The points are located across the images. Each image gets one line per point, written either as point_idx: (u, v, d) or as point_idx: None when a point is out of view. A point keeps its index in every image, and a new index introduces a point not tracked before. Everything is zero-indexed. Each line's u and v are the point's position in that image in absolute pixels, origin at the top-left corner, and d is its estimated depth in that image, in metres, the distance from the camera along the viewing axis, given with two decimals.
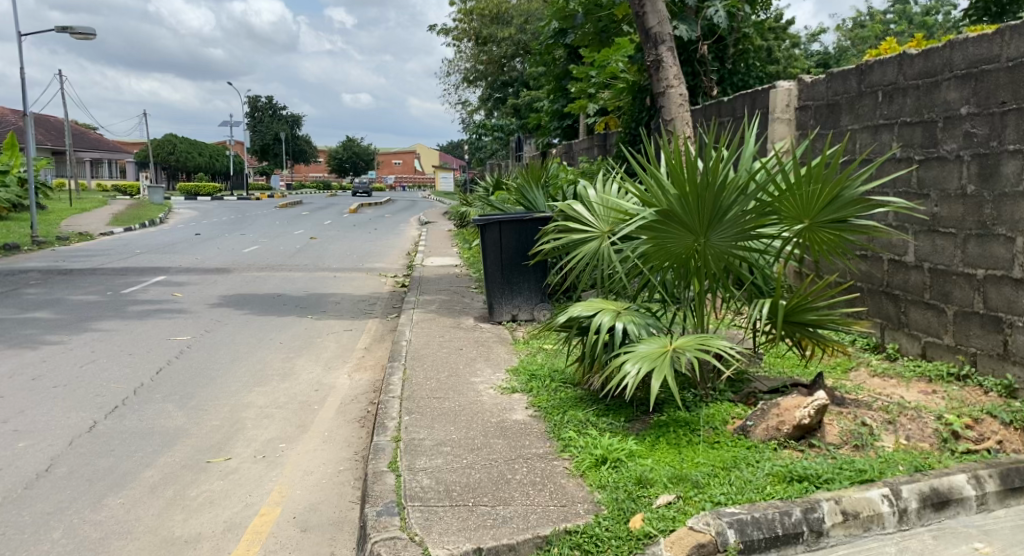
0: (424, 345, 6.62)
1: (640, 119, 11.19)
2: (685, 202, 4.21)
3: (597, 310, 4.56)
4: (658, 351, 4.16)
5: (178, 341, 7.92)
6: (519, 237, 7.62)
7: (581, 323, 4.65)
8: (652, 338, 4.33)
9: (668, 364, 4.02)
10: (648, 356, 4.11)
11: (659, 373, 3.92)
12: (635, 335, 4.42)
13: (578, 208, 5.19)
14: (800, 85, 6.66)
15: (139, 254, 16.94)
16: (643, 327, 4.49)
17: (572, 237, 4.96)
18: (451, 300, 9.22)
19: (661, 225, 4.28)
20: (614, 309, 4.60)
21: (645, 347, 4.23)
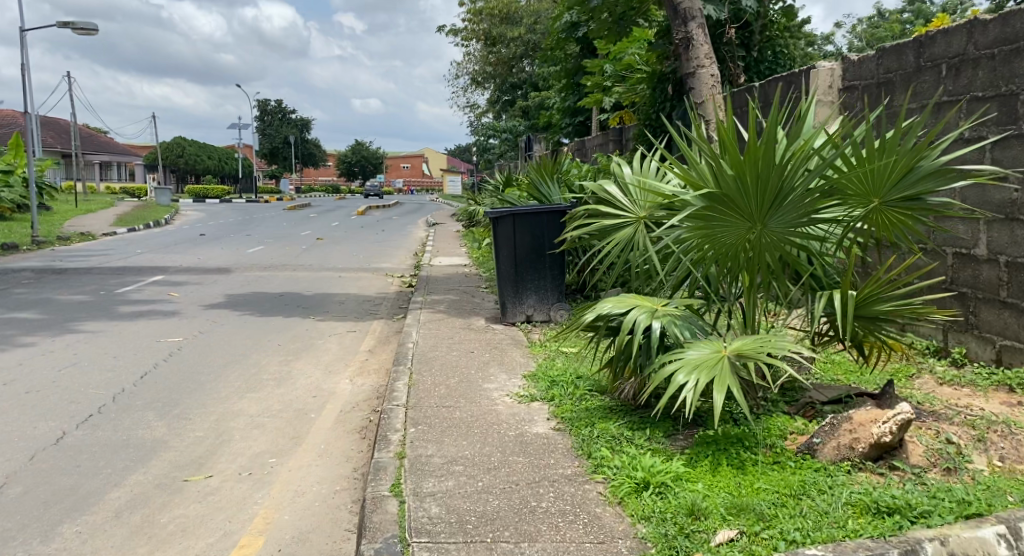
0: (432, 347, 6.04)
1: (661, 111, 10.59)
2: (739, 182, 3.70)
3: (631, 306, 3.90)
4: (713, 361, 3.63)
5: (168, 343, 7.37)
6: (534, 232, 7.02)
7: (612, 322, 4.00)
8: (706, 342, 3.81)
9: (727, 372, 3.58)
10: (707, 367, 3.60)
11: (723, 384, 3.47)
12: (679, 339, 3.81)
13: (611, 191, 4.70)
14: (846, 62, 6.10)
15: (139, 254, 16.46)
16: (685, 329, 3.86)
17: (604, 223, 4.46)
18: (461, 300, 8.63)
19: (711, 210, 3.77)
20: (650, 306, 3.95)
21: (696, 355, 3.70)
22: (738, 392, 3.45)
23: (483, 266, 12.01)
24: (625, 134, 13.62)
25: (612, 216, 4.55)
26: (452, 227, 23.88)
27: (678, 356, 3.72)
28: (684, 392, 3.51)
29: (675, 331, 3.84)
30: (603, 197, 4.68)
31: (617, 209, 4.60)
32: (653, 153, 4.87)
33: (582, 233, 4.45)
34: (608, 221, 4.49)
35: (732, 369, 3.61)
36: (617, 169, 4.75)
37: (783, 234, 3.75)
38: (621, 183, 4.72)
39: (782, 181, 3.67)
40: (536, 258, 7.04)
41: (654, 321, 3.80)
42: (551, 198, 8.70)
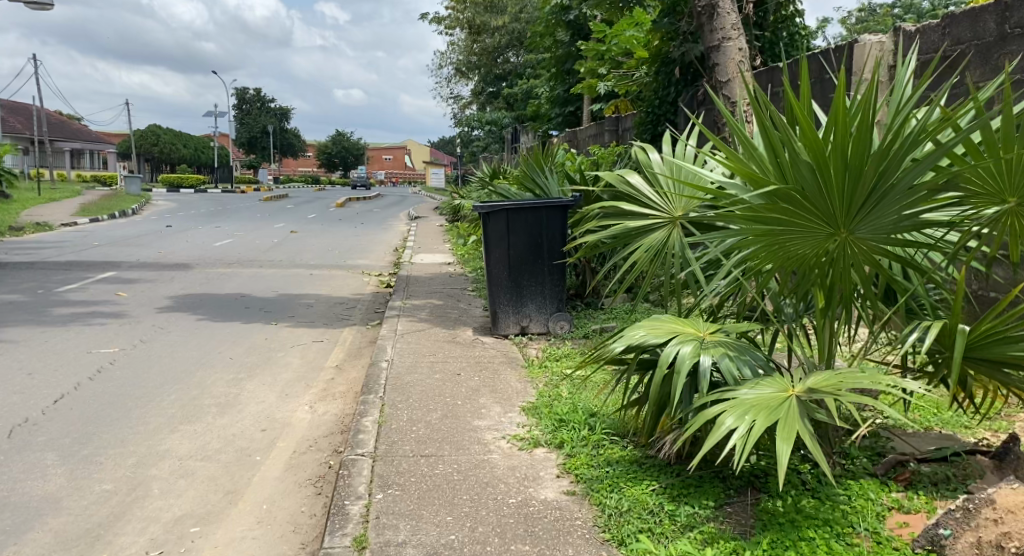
0: (411, 368, 5.05)
1: (665, 98, 9.67)
2: (818, 178, 2.70)
3: (672, 335, 2.88)
4: (775, 402, 2.46)
5: (100, 355, 6.30)
6: (531, 230, 6.04)
7: (647, 355, 2.99)
8: (767, 380, 2.62)
9: (793, 414, 2.39)
10: (764, 407, 2.42)
11: (788, 432, 2.29)
12: (732, 377, 2.70)
13: (633, 181, 3.70)
14: (899, 34, 5.20)
15: (97, 247, 15.26)
16: (744, 368, 2.74)
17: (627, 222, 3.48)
18: (445, 306, 7.63)
19: (778, 212, 2.76)
20: (695, 335, 2.92)
21: (753, 393, 2.53)
22: (813, 448, 2.26)
23: (468, 266, 11.02)
24: (622, 125, 12.71)
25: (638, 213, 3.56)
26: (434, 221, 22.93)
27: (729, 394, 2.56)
28: (732, 441, 2.35)
29: (733, 367, 2.71)
30: (623, 191, 3.68)
31: (642, 205, 3.60)
32: (688, 135, 3.86)
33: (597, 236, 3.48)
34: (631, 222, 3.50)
35: (801, 409, 2.43)
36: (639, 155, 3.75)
37: (878, 245, 2.75)
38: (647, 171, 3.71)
39: (879, 177, 2.67)
40: (534, 260, 6.07)
41: (704, 358, 2.74)
42: (547, 191, 7.74)
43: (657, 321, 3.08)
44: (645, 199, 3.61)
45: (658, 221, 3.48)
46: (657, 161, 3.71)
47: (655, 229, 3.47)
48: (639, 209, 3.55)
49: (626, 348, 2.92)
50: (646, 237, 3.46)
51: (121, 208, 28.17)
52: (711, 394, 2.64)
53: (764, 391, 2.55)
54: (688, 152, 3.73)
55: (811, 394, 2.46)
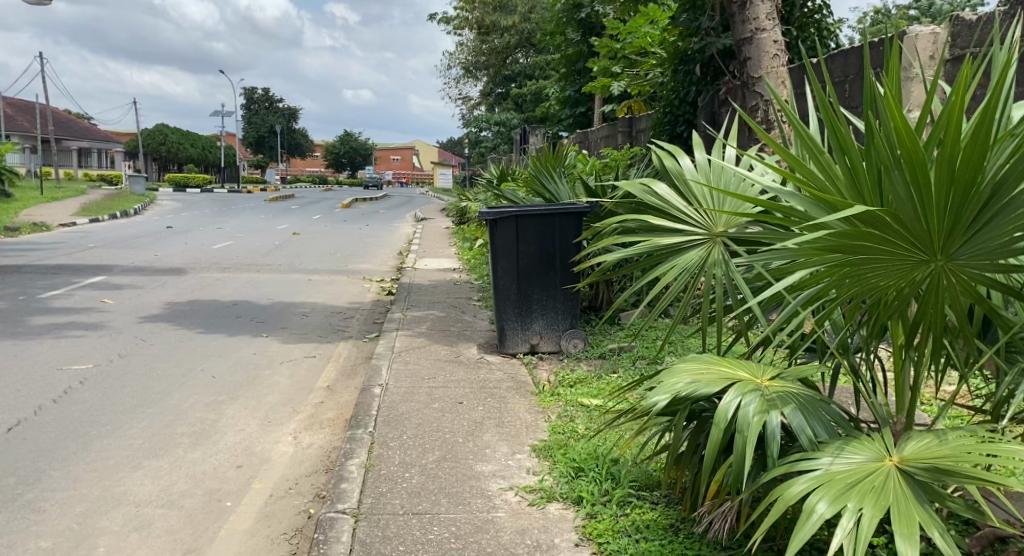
0: (407, 395, 4.50)
1: (684, 98, 9.12)
2: (914, 194, 2.03)
3: (729, 385, 2.35)
4: (876, 476, 1.90)
5: (71, 373, 5.78)
6: (541, 239, 5.50)
7: (694, 406, 2.47)
8: (857, 445, 2.06)
9: (905, 495, 1.82)
10: (865, 484, 1.86)
11: (908, 526, 1.73)
12: (808, 437, 2.16)
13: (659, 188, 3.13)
14: (957, 24, 4.64)
15: (93, 249, 14.82)
16: (819, 426, 2.20)
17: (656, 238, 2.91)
18: (448, 319, 7.10)
19: (860, 235, 2.10)
20: (757, 384, 2.39)
21: (841, 464, 1.98)
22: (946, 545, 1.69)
23: (474, 272, 10.49)
24: (636, 126, 12.16)
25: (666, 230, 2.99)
26: (440, 224, 22.45)
27: (809, 465, 2.01)
28: (837, 538, 1.76)
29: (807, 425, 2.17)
30: (647, 201, 3.10)
31: (671, 219, 3.02)
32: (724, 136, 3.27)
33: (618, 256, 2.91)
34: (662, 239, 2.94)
35: (915, 487, 1.86)
36: (665, 160, 3.17)
37: (985, 276, 2.08)
38: (675, 180, 3.14)
39: (994, 190, 1.99)
40: (545, 272, 5.53)
41: (770, 414, 2.22)
42: (559, 196, 7.20)
43: (700, 364, 2.56)
44: (674, 212, 3.04)
45: (696, 237, 2.91)
46: (687, 169, 3.14)
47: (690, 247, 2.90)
48: (668, 224, 2.98)
49: (671, 401, 2.39)
50: (680, 256, 2.89)
51: (123, 208, 27.79)
52: (784, 464, 2.09)
53: (856, 461, 1.99)
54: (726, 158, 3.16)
55: (926, 464, 1.87)
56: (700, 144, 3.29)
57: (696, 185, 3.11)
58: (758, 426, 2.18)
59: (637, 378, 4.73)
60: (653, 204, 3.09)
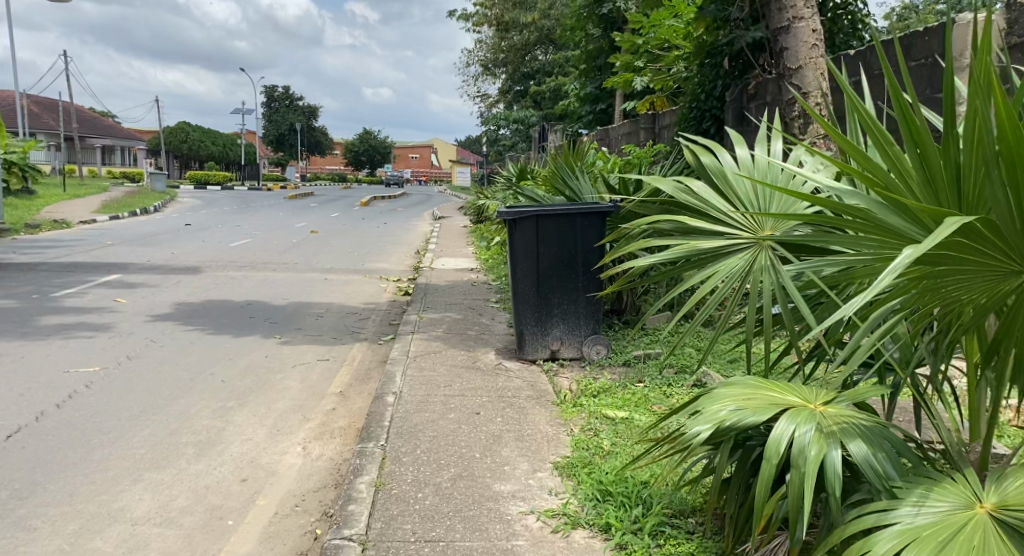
0: (422, 403, 4.27)
1: (711, 92, 8.81)
2: (1012, 194, 1.77)
3: (781, 414, 2.22)
4: (969, 531, 1.78)
5: (77, 376, 5.61)
6: (563, 240, 5.24)
7: (739, 435, 2.34)
8: (938, 491, 1.95)
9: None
10: (959, 542, 1.75)
11: None
12: (876, 475, 2.04)
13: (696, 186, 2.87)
14: (1013, 10, 4.32)
15: (110, 247, 14.76)
16: (886, 461, 2.07)
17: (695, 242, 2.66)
18: (465, 321, 6.87)
19: (945, 242, 1.83)
20: (811, 410, 2.25)
21: (927, 516, 1.86)
22: None
23: (493, 272, 10.25)
24: (659, 123, 11.85)
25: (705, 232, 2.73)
26: (458, 222, 22.25)
27: (890, 518, 1.89)
28: None
29: (872, 460, 2.05)
30: (683, 200, 2.84)
31: (710, 221, 2.76)
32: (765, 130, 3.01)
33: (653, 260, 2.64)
34: (701, 242, 2.68)
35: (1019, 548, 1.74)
36: (702, 157, 2.92)
37: None
38: (714, 178, 2.88)
39: None
40: (567, 274, 5.28)
41: (832, 448, 2.09)
42: (581, 193, 6.94)
43: (744, 388, 2.43)
44: (713, 213, 2.78)
45: (739, 241, 2.66)
46: (727, 166, 2.88)
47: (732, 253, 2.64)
48: (707, 226, 2.72)
49: (714, 430, 2.28)
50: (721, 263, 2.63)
51: (143, 206, 27.85)
52: (859, 514, 1.97)
53: (940, 510, 1.89)
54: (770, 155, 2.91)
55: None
56: (740, 140, 3.03)
57: (738, 184, 2.85)
58: (815, 459, 2.06)
59: (666, 389, 4.47)
60: (690, 203, 2.82)
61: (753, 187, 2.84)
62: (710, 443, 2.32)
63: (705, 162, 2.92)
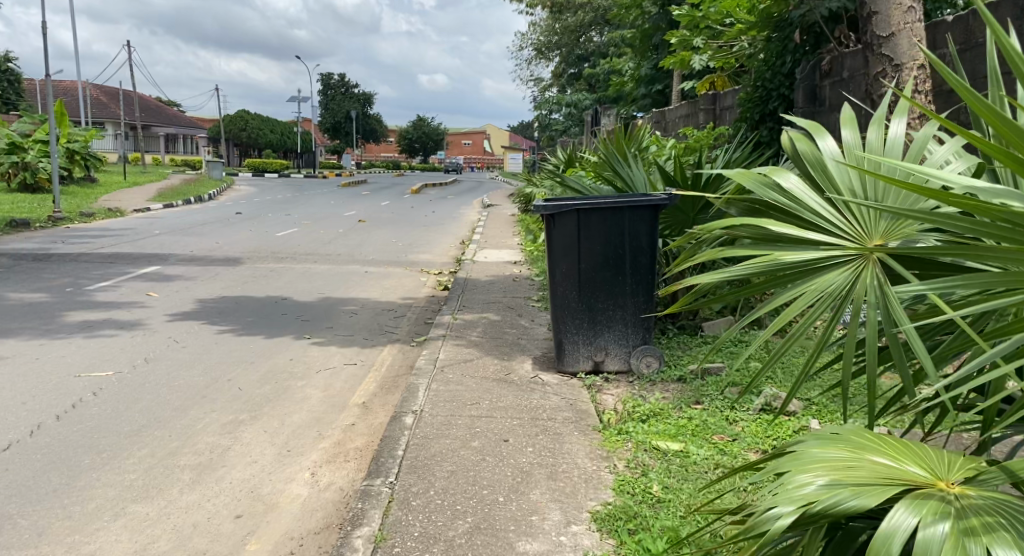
0: (445, 425, 3.75)
1: (779, 70, 8.09)
2: None
3: (900, 503, 1.55)
4: None
5: (87, 382, 5.25)
6: (608, 238, 4.66)
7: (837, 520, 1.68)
8: None
9: None
10: None
11: None
12: None
13: (785, 177, 2.24)
14: None
15: (156, 237, 14.69)
16: None
17: (776, 255, 2.04)
18: (503, 324, 6.34)
19: None
20: (945, 499, 1.57)
21: None
22: None
23: (537, 266, 9.72)
24: (720, 104, 11.12)
25: (791, 239, 2.07)
26: (507, 210, 21.80)
27: None
28: None
29: None
30: (767, 198, 2.21)
31: (798, 222, 2.12)
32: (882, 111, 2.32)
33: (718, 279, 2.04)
34: (788, 252, 2.04)
35: None
36: (797, 144, 2.30)
37: None
38: (809, 169, 2.25)
39: None
40: (612, 276, 4.69)
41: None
42: (634, 181, 6.30)
43: (841, 450, 1.77)
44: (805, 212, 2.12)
45: (834, 252, 2.00)
46: (825, 158, 2.26)
47: (824, 266, 1.99)
48: (794, 230, 2.07)
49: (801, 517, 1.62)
50: (811, 278, 1.99)
51: (197, 193, 28.08)
52: None
53: None
54: (885, 138, 2.25)
55: None
56: (847, 121, 2.39)
57: (840, 176, 2.21)
58: None
59: (727, 413, 3.85)
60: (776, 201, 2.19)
61: (860, 178, 2.19)
62: (796, 529, 1.67)
63: (801, 149, 2.29)
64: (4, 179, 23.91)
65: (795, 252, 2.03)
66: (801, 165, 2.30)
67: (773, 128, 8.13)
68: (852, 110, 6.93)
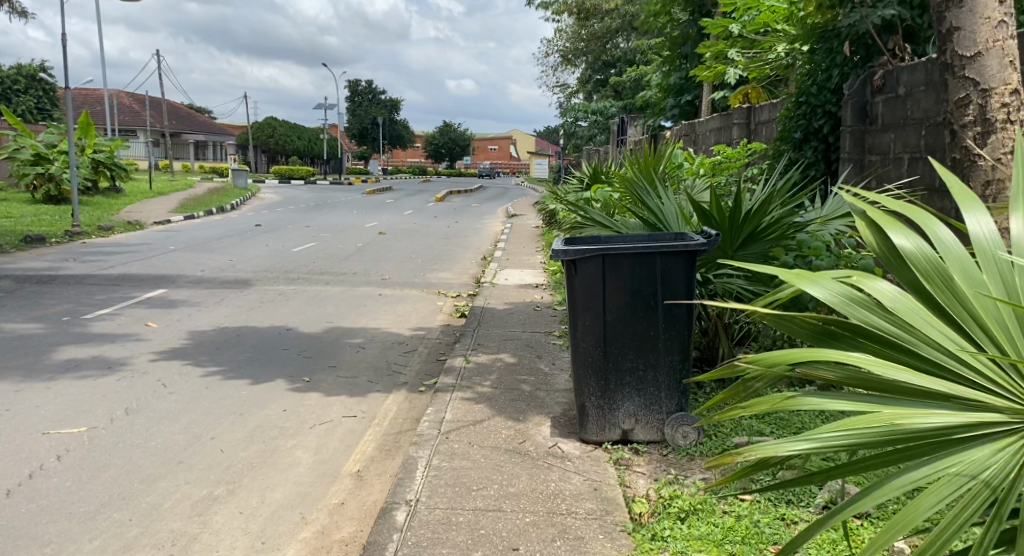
0: (443, 527, 3.15)
1: (824, 85, 7.42)
2: None
3: None
4: None
5: (55, 439, 4.72)
6: (636, 290, 4.02)
7: None
8: None
9: None
10: None
11: None
12: None
13: (881, 291, 1.90)
14: None
15: (170, 253, 14.24)
16: None
17: (894, 420, 1.63)
18: (518, 369, 5.73)
19: None
20: None
21: None
22: None
23: (560, 292, 9.08)
24: (755, 118, 10.41)
25: (914, 393, 1.70)
26: (531, 222, 21.16)
27: None
28: None
29: None
30: (854, 318, 1.85)
31: (915, 361, 1.76)
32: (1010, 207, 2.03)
33: (816, 448, 1.64)
34: (911, 414, 1.64)
35: None
36: (894, 237, 1.98)
37: None
38: (915, 272, 1.91)
39: None
40: (641, 331, 4.04)
41: None
42: (663, 214, 5.59)
43: None
44: (928, 348, 1.77)
45: (983, 419, 1.61)
46: (946, 264, 1.90)
47: (965, 436, 1.59)
48: (920, 380, 1.70)
49: None
50: (943, 453, 1.59)
51: (219, 203, 27.72)
52: None
53: None
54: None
55: None
56: (964, 196, 2.11)
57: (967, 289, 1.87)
58: None
59: (782, 512, 3.21)
60: (873, 325, 1.83)
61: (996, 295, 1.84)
62: None
63: (901, 243, 1.97)
64: (27, 189, 23.69)
65: (916, 416, 1.64)
66: (908, 272, 1.93)
67: (818, 149, 7.44)
68: (909, 130, 6.23)
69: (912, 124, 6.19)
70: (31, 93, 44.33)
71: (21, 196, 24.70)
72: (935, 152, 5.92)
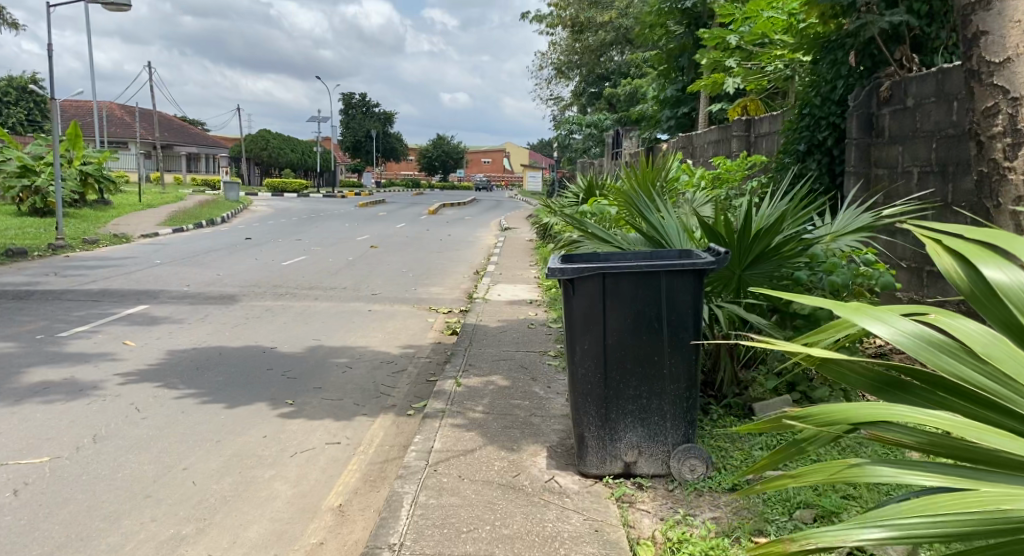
0: None
1: (829, 96, 7.17)
2: None
3: None
4: None
5: (14, 470, 4.40)
6: (638, 311, 3.73)
7: None
8: None
9: None
10: None
11: None
12: None
13: (968, 333, 1.83)
14: None
15: (154, 267, 13.89)
16: None
17: (991, 507, 1.54)
18: (512, 392, 5.43)
19: None
20: None
21: None
22: None
23: (555, 309, 8.79)
24: (754, 130, 10.16)
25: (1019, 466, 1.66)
26: (525, 235, 20.87)
27: None
28: None
29: None
30: (944, 366, 1.78)
31: (1016, 422, 1.72)
32: None
33: (896, 535, 1.56)
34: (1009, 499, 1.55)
35: None
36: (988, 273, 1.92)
37: None
38: (1013, 309, 1.87)
39: None
40: (645, 355, 3.76)
41: None
42: (665, 230, 5.31)
43: None
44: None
45: None
46: None
47: None
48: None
49: None
50: None
51: (209, 216, 27.34)
52: None
53: None
54: None
55: None
56: None
57: None
58: None
59: None
60: (965, 376, 1.77)
61: None
62: None
63: (996, 282, 1.91)
64: (13, 202, 23.30)
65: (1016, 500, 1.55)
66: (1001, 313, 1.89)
67: (823, 162, 7.19)
68: (919, 143, 5.97)
69: (922, 136, 5.93)
70: (21, 105, 43.96)
71: (7, 209, 24.31)
72: (947, 165, 5.65)
